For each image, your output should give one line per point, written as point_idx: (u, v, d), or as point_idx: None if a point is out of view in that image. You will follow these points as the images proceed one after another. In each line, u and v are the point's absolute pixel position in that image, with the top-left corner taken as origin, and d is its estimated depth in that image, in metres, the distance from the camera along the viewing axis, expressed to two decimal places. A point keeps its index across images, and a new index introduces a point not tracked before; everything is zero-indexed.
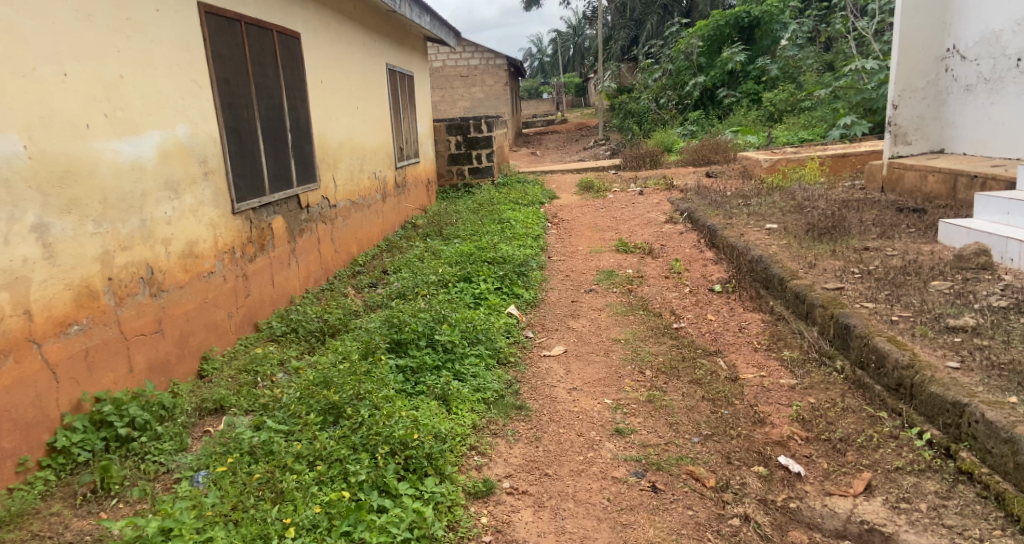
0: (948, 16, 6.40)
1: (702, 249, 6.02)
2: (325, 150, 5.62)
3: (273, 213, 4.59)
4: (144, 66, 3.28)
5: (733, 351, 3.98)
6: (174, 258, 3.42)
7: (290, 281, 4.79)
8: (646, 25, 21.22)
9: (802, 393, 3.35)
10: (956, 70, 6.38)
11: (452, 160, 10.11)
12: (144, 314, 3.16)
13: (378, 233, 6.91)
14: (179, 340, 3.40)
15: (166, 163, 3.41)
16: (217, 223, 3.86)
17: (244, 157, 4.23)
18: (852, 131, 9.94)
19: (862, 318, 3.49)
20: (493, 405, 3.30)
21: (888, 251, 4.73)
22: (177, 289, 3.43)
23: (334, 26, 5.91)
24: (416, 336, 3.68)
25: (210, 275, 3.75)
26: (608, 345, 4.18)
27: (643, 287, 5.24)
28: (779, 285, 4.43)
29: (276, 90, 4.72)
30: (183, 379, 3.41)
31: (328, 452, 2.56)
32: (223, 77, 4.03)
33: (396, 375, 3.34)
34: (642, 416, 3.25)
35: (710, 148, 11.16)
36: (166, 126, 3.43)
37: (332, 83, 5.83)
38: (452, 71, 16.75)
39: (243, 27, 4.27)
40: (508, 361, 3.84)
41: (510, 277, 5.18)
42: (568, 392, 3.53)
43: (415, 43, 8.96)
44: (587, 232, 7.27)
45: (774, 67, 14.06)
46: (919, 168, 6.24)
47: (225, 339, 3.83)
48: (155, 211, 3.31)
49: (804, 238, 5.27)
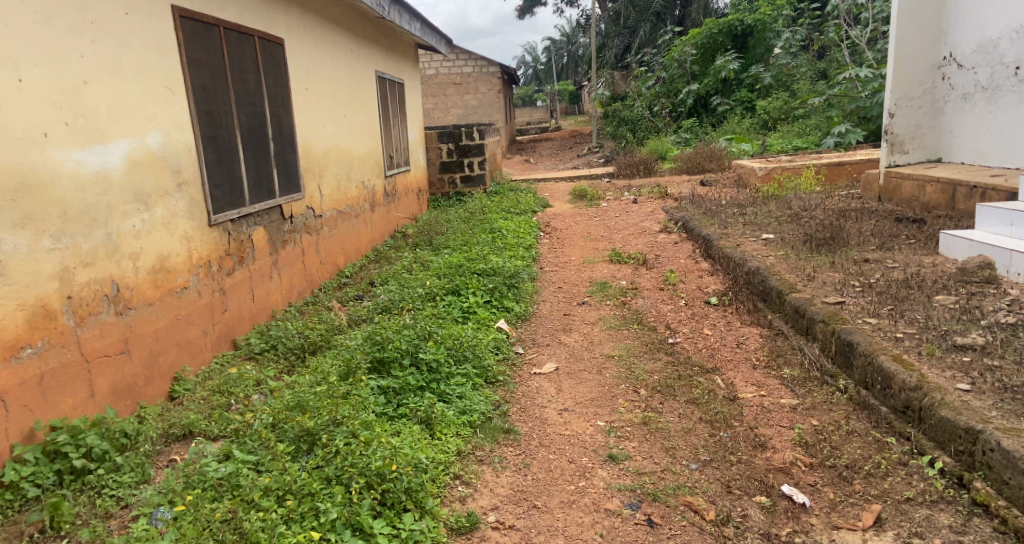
0: (944, 24, 6.30)
1: (697, 259, 5.88)
2: (310, 159, 5.46)
3: (254, 224, 4.41)
4: (112, 72, 3.12)
5: (731, 369, 3.82)
6: (143, 274, 3.25)
7: (272, 294, 4.61)
8: (638, 32, 21.13)
9: (805, 414, 3.19)
10: (953, 78, 6.27)
11: (443, 168, 9.96)
12: (109, 334, 2.98)
13: (367, 243, 6.74)
14: (148, 361, 3.22)
15: (135, 174, 3.24)
16: (191, 236, 3.68)
17: (223, 167, 4.06)
18: (847, 139, 9.89)
19: (866, 335, 3.34)
20: (480, 428, 3.12)
21: (889, 263, 4.60)
22: (147, 307, 3.26)
23: (319, 32, 5.75)
24: (399, 355, 3.51)
25: (183, 290, 3.58)
26: (600, 362, 4.02)
27: (637, 300, 5.08)
28: (777, 298, 4.28)
29: (258, 98, 4.55)
30: (152, 402, 3.23)
31: (298, 486, 2.39)
32: (200, 84, 3.86)
33: (377, 398, 3.16)
34: (637, 440, 3.08)
35: (705, 156, 11.04)
36: (135, 134, 3.25)
37: (317, 90, 5.67)
38: (445, 79, 16.61)
39: (222, 32, 4.11)
40: (496, 380, 3.67)
41: (499, 289, 5.00)
42: (559, 414, 3.36)
43: (405, 49, 8.81)
44: (579, 242, 7.12)
45: (768, 75, 13.97)
46: (918, 178, 6.12)
47: (199, 358, 3.65)
48: (123, 224, 3.14)
49: (802, 249, 5.14)
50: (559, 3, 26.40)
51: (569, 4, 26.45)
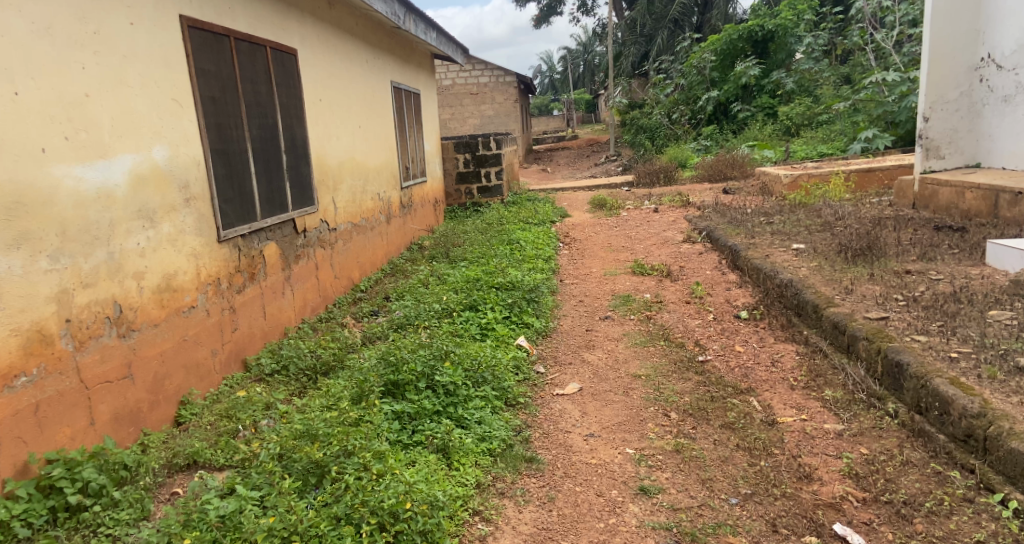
0: (981, 23, 6.03)
1: (724, 270, 5.64)
2: (325, 172, 5.31)
3: (265, 239, 4.26)
4: (115, 84, 2.98)
5: (767, 390, 3.59)
6: (148, 293, 3.09)
7: (284, 311, 4.45)
8: (656, 39, 20.84)
9: (853, 442, 2.99)
10: (992, 80, 6.00)
11: (460, 179, 9.80)
12: (111, 358, 2.82)
13: (382, 256, 6.59)
14: (153, 385, 3.06)
15: (140, 189, 3.09)
16: (199, 253, 3.53)
17: (232, 180, 3.91)
18: (875, 144, 9.53)
19: (916, 355, 3.13)
20: (501, 457, 2.92)
21: (933, 275, 4.37)
22: (151, 328, 3.10)
23: (333, 43, 5.62)
24: (415, 378, 3.31)
25: (190, 310, 3.42)
26: (627, 382, 3.80)
27: (662, 314, 4.86)
28: (813, 313, 4.04)
29: (270, 110, 4.41)
30: (157, 428, 3.07)
31: (305, 528, 2.21)
32: (209, 95, 3.72)
33: (390, 424, 2.97)
34: (670, 470, 2.87)
35: (727, 163, 10.77)
36: (139, 148, 3.11)
37: (331, 100, 5.52)
38: (462, 89, 16.53)
39: (232, 42, 3.97)
40: (517, 403, 3.47)
41: (519, 304, 4.80)
42: (584, 440, 3.15)
43: (421, 59, 8.69)
44: (600, 253, 6.92)
45: (790, 80, 13.69)
46: (955, 185, 5.86)
47: (207, 380, 3.49)
48: (126, 242, 2.98)
49: (837, 259, 4.89)
50: (574, 12, 26.27)
51: (585, 13, 26.29)
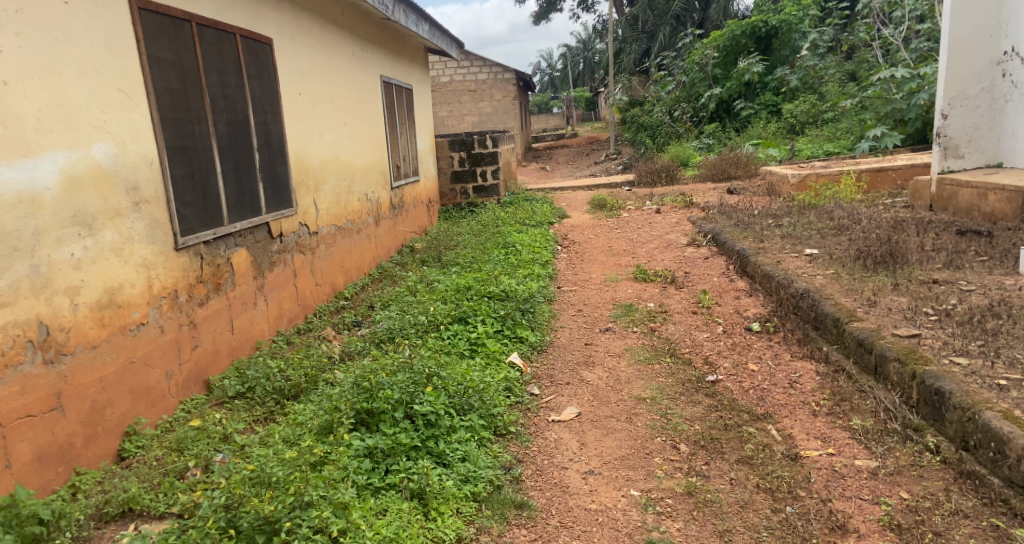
0: (1004, 14, 5.65)
1: (732, 277, 5.26)
2: (304, 171, 4.91)
3: (233, 246, 3.83)
4: (42, 70, 2.59)
5: (787, 416, 3.20)
6: (85, 311, 2.70)
7: (255, 324, 4.02)
8: (657, 36, 20.40)
9: (890, 483, 2.62)
10: (1016, 75, 5.63)
11: (454, 178, 9.41)
12: (33, 389, 2.46)
13: (370, 260, 6.19)
14: (90, 416, 2.68)
15: (76, 192, 2.70)
16: (151, 263, 3.10)
17: (195, 181, 3.50)
18: (882, 143, 9.22)
19: (959, 382, 2.76)
20: (486, 502, 2.55)
21: (963, 285, 4.01)
22: (88, 350, 2.70)
23: (315, 33, 5.22)
24: (391, 406, 2.90)
25: (140, 327, 2.99)
26: (630, 406, 3.41)
27: (667, 326, 4.48)
28: (834, 327, 3.66)
29: (240, 103, 4.00)
30: (94, 465, 2.69)
31: None
32: (165, 87, 3.31)
33: (360, 464, 2.60)
34: (682, 519, 2.50)
35: (730, 162, 10.39)
36: (75, 146, 2.72)
37: (312, 94, 5.12)
38: (460, 86, 16.13)
39: (195, 28, 3.56)
40: (507, 432, 3.09)
41: (512, 316, 4.40)
42: (582, 479, 2.77)
43: (414, 53, 8.29)
44: (599, 257, 6.54)
45: (794, 77, 13.32)
46: (976, 185, 5.49)
47: (160, 406, 3.08)
48: (57, 253, 2.60)
49: (855, 267, 4.51)
50: (575, 8, 25.85)
51: (584, 9, 25.87)
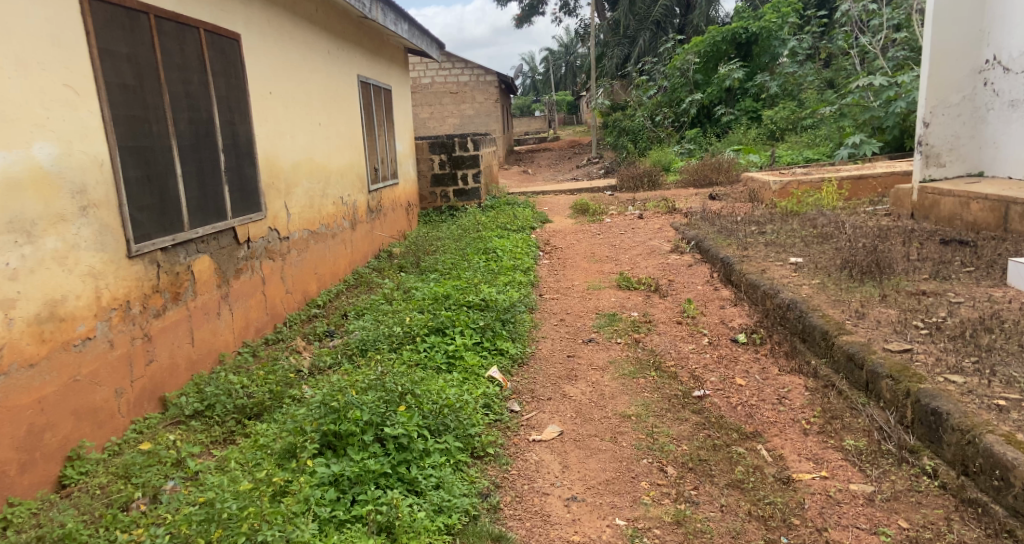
0: (986, 22, 5.59)
1: (716, 286, 5.13)
2: (274, 174, 4.69)
3: (194, 252, 3.60)
4: None
5: (776, 435, 3.06)
6: (21, 326, 2.48)
7: (218, 336, 3.80)
8: (638, 41, 20.37)
9: (887, 510, 2.48)
10: (998, 84, 5.55)
11: (434, 181, 9.22)
12: None
13: (345, 266, 5.97)
14: (25, 442, 2.46)
15: (11, 196, 2.49)
16: (100, 271, 2.88)
17: (151, 184, 3.27)
18: (862, 150, 9.20)
19: (955, 402, 2.64)
20: (460, 536, 2.38)
21: (951, 297, 3.91)
22: (25, 369, 2.49)
23: (287, 29, 5.00)
24: (360, 429, 2.70)
25: (86, 342, 2.77)
26: (615, 424, 3.25)
27: (652, 336, 4.33)
28: (822, 341, 3.53)
29: (203, 101, 3.78)
30: (30, 494, 2.47)
31: None
32: (119, 82, 3.09)
33: (324, 494, 2.42)
34: None
35: (712, 167, 10.31)
36: (12, 145, 2.50)
37: (283, 93, 4.90)
38: (441, 87, 15.93)
39: (153, 20, 3.34)
40: (485, 454, 2.92)
41: (491, 327, 4.22)
42: (564, 507, 2.61)
43: (393, 53, 8.08)
44: (581, 263, 6.39)
45: (774, 83, 13.31)
46: (958, 194, 5.43)
47: (108, 427, 2.85)
48: None
49: (841, 277, 4.40)
50: (557, 12, 25.77)
51: (567, 13, 25.80)
